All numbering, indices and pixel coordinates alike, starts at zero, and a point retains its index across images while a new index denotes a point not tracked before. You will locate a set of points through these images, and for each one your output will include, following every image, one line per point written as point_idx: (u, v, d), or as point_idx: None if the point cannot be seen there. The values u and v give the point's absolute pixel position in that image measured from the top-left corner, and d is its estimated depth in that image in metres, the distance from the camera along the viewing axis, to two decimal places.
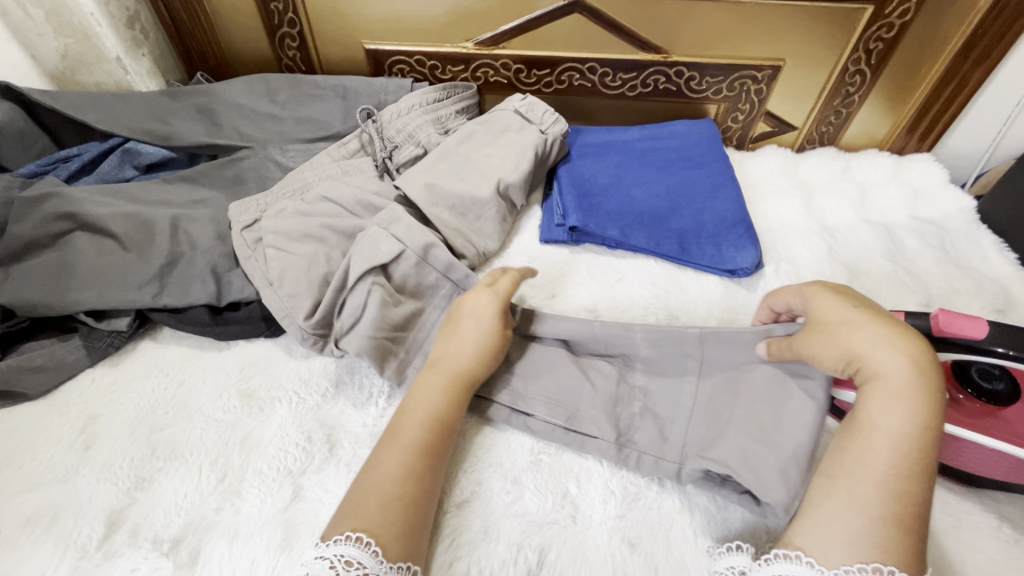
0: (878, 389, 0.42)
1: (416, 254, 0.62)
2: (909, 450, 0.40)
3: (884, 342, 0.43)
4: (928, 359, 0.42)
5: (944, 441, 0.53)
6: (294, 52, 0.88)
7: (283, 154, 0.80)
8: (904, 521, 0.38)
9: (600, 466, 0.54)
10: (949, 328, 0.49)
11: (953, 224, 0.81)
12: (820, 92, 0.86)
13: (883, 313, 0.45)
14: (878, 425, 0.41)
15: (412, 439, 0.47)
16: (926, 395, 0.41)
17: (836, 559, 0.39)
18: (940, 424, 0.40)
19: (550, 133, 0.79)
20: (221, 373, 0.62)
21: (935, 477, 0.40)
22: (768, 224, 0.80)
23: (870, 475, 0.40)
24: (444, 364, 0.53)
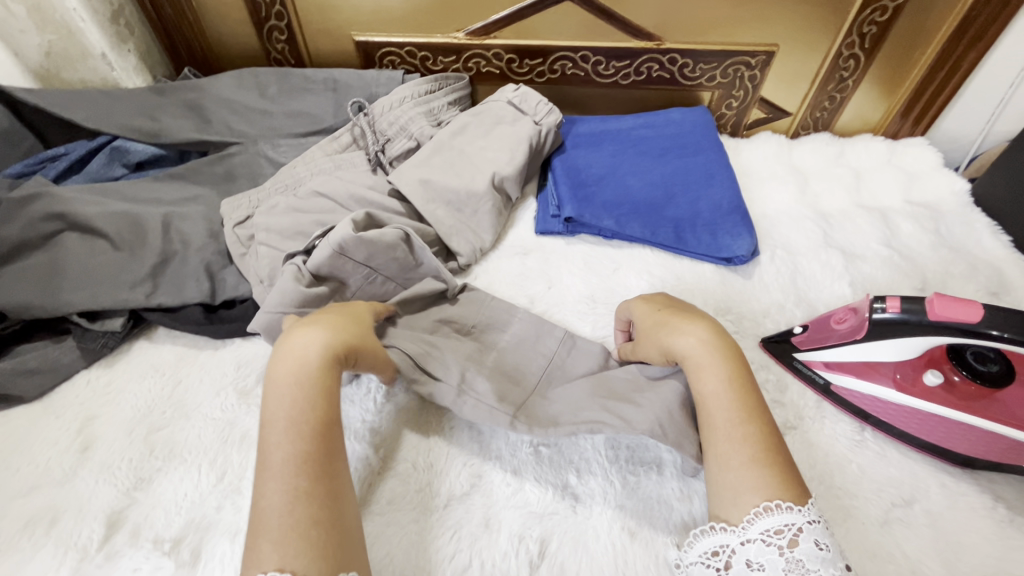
0: (692, 364, 0.49)
1: (331, 247, 0.60)
2: (732, 398, 0.47)
3: (682, 328, 0.51)
4: (722, 335, 0.51)
5: (935, 423, 0.54)
6: (282, 45, 0.86)
7: (274, 149, 0.79)
8: (761, 456, 0.44)
9: (598, 456, 0.54)
10: (943, 312, 0.49)
11: (948, 208, 0.81)
12: (815, 77, 0.85)
13: (674, 310, 0.54)
14: (703, 391, 0.48)
15: (284, 458, 0.42)
16: (726, 358, 0.49)
17: (734, 512, 0.43)
18: (744, 375, 0.48)
19: (545, 124, 0.78)
20: (218, 372, 0.61)
21: (765, 417, 0.46)
22: (764, 211, 0.80)
23: (719, 435, 0.46)
24: (285, 359, 0.46)
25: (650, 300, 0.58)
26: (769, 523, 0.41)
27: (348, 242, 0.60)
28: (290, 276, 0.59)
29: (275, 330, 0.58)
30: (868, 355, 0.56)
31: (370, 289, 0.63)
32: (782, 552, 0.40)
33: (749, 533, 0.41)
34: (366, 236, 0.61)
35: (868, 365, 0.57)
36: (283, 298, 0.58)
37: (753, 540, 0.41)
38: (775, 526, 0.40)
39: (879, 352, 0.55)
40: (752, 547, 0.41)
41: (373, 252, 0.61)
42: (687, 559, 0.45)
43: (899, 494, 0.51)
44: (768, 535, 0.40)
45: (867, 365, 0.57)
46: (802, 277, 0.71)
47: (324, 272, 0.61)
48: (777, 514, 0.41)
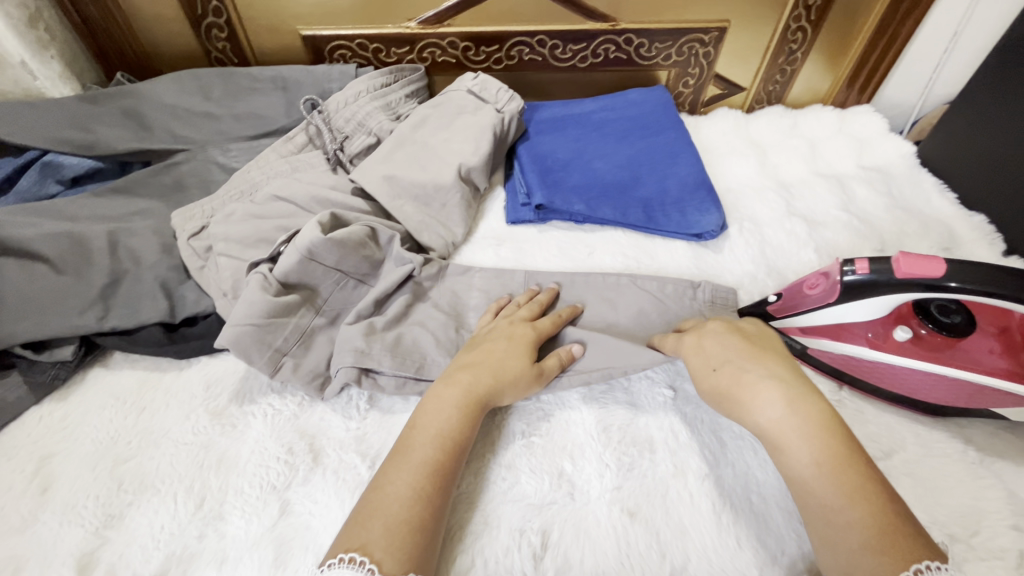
0: (771, 440, 0.45)
1: (299, 252, 0.58)
2: (826, 477, 0.41)
3: (747, 399, 0.47)
4: (801, 395, 0.45)
5: (911, 376, 0.56)
6: (223, 44, 0.81)
7: (224, 154, 0.75)
8: (875, 539, 0.38)
9: (591, 442, 0.54)
10: (908, 269, 0.52)
11: (898, 170, 0.84)
12: (766, 50, 0.87)
13: (730, 366, 0.49)
14: (791, 472, 0.43)
15: (422, 459, 0.46)
16: (819, 426, 0.43)
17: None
18: (842, 448, 0.42)
19: (507, 112, 0.76)
20: (186, 394, 0.57)
21: (873, 493, 0.40)
22: (728, 185, 0.81)
23: (818, 521, 0.41)
24: (460, 374, 0.52)
25: (700, 352, 0.53)
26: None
27: (316, 245, 0.58)
28: (257, 287, 0.57)
29: (244, 342, 0.55)
30: (839, 318, 0.58)
31: (341, 294, 0.62)
32: None
33: None
34: (335, 236, 0.59)
35: (840, 328, 0.59)
36: (254, 310, 0.55)
37: None
38: None
39: (849, 313, 0.57)
40: None
41: (344, 255, 0.60)
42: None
43: (879, 448, 0.53)
44: None
45: (840, 327, 0.59)
46: (770, 247, 0.73)
47: (292, 278, 0.59)
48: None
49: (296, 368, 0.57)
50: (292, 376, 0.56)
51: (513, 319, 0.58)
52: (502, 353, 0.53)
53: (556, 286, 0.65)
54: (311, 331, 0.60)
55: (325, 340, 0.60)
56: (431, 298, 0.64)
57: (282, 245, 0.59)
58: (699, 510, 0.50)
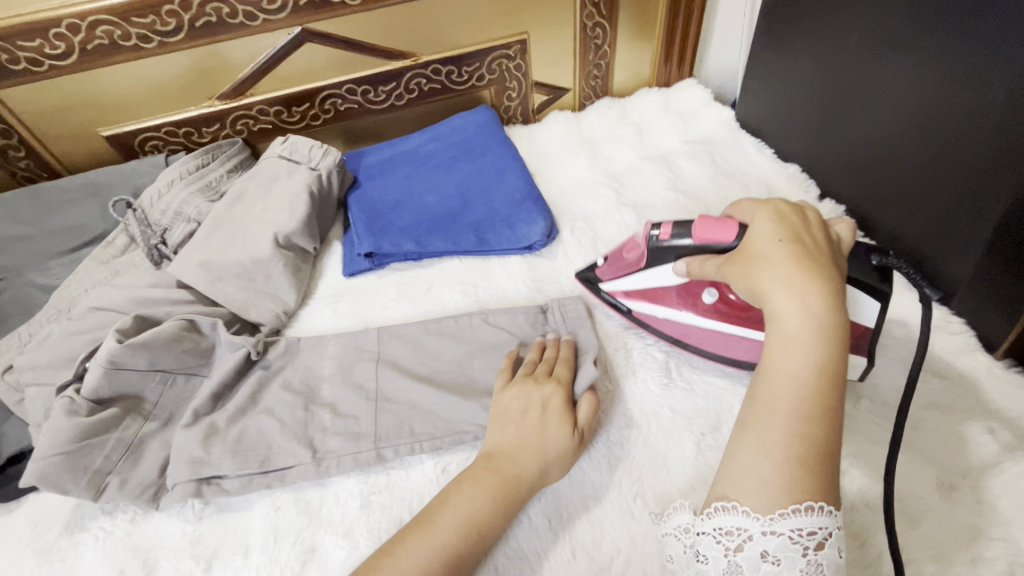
0: (781, 326, 0.41)
1: (101, 365, 0.56)
2: (810, 391, 0.39)
3: (798, 284, 0.40)
4: (835, 303, 0.40)
5: (715, 336, 0.59)
6: (25, 163, 0.79)
7: (44, 274, 0.73)
8: (806, 460, 0.37)
9: (428, 486, 0.54)
10: (703, 233, 0.51)
11: (720, 136, 0.87)
12: (573, 51, 0.89)
13: (799, 251, 0.42)
14: (777, 365, 0.40)
15: (444, 542, 0.44)
16: (835, 336, 0.39)
17: (759, 501, 0.38)
18: (840, 364, 0.39)
19: (323, 168, 0.76)
20: (12, 538, 0.54)
21: (839, 415, 0.39)
22: (561, 188, 0.83)
23: (771, 418, 0.39)
24: (500, 461, 0.50)
25: (782, 217, 0.45)
26: (807, 523, 0.36)
27: (114, 355, 0.56)
28: (59, 415, 0.54)
29: (54, 475, 0.52)
30: (648, 285, 0.60)
31: (170, 392, 0.60)
32: (806, 553, 0.37)
33: (776, 526, 0.37)
34: (136, 338, 0.57)
35: (654, 292, 0.61)
36: (59, 441, 0.53)
37: (777, 533, 0.37)
38: (809, 527, 0.36)
39: (655, 280, 0.58)
40: (774, 540, 0.37)
41: (155, 355, 0.59)
42: (699, 528, 0.41)
43: (706, 422, 0.56)
44: (798, 534, 0.36)
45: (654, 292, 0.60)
46: (602, 242, 0.75)
47: (104, 394, 0.57)
48: (815, 515, 0.37)
49: (123, 484, 0.54)
50: (122, 496, 0.53)
51: (539, 376, 0.56)
52: (538, 428, 0.52)
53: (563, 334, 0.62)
54: (141, 440, 0.57)
55: (158, 445, 0.57)
56: (281, 376, 0.62)
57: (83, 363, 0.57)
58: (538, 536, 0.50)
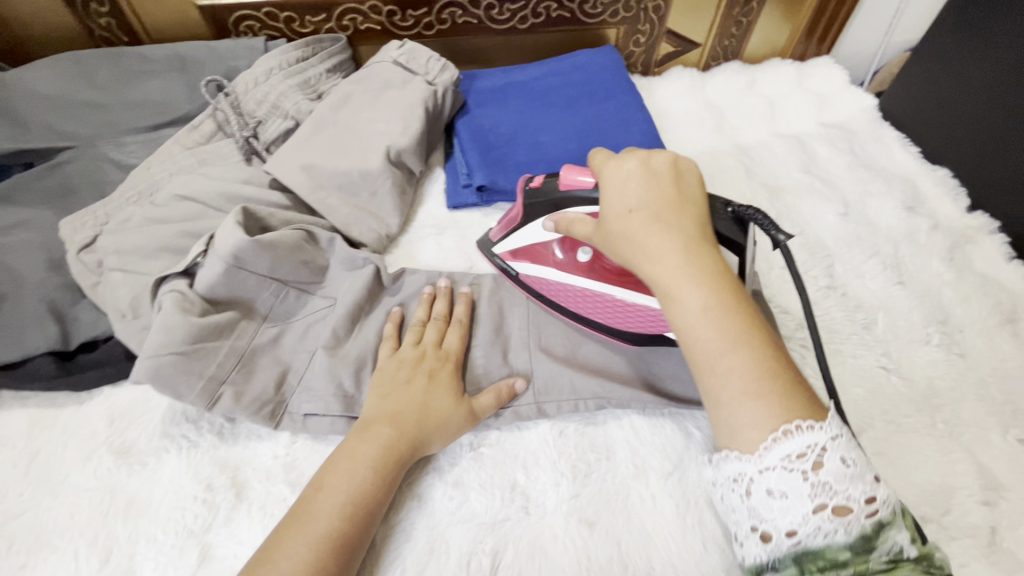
0: (661, 289, 0.39)
1: (225, 260, 0.51)
2: (714, 330, 0.36)
3: (654, 249, 0.39)
4: (692, 242, 0.39)
5: (598, 301, 0.56)
6: (107, 21, 0.70)
7: (118, 149, 0.66)
8: (755, 387, 0.35)
9: (545, 447, 0.51)
10: (571, 179, 0.48)
11: (859, 125, 0.80)
12: (719, 2, 0.80)
13: (647, 213, 0.40)
14: (678, 322, 0.38)
15: (324, 530, 0.40)
16: (715, 275, 0.38)
17: (738, 441, 0.35)
18: (732, 301, 0.37)
19: (439, 84, 0.69)
20: (86, 432, 0.50)
21: (759, 340, 0.36)
22: (683, 151, 0.76)
23: (703, 370, 0.37)
24: (376, 427, 0.46)
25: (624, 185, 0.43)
26: (794, 447, 0.33)
27: (242, 252, 0.51)
28: (172, 305, 0.49)
29: (166, 372, 0.47)
30: (532, 240, 0.57)
31: (282, 306, 0.55)
32: (807, 477, 0.33)
33: (769, 460, 0.34)
34: (264, 239, 0.52)
35: (537, 252, 0.57)
36: (171, 333, 0.48)
37: (772, 468, 0.34)
38: (797, 450, 0.33)
39: (534, 234, 0.55)
40: (771, 476, 0.34)
41: (276, 260, 0.54)
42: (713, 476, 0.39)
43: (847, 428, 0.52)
44: (790, 460, 0.33)
45: (535, 248, 0.57)
46: None
47: (220, 291, 0.52)
48: (797, 435, 0.33)
49: (238, 399, 0.49)
50: (238, 408, 0.49)
51: (426, 349, 0.52)
52: (421, 396, 0.48)
53: (471, 291, 0.58)
54: (250, 351, 0.52)
55: (270, 361, 0.52)
56: None
57: (200, 254, 0.51)
58: (672, 534, 0.46)
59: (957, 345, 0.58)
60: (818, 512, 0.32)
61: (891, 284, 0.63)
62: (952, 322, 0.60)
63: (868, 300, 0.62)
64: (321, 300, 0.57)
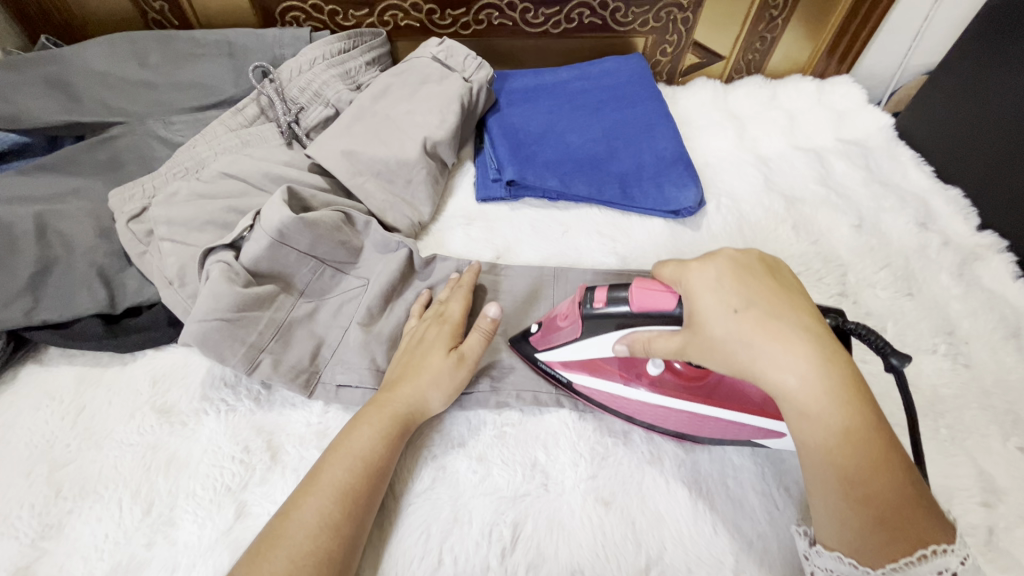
0: (793, 405, 0.36)
1: (270, 235, 0.54)
2: (849, 453, 0.34)
3: (778, 357, 0.35)
4: (821, 347, 0.36)
5: (681, 417, 0.50)
6: (161, 5, 0.74)
7: (167, 127, 0.69)
8: (891, 516, 0.34)
9: (566, 430, 0.53)
10: (643, 302, 0.44)
11: (875, 143, 0.83)
12: (745, 17, 0.83)
13: (765, 316, 0.37)
14: (806, 443, 0.36)
15: (333, 482, 0.42)
16: (848, 391, 0.35)
17: (863, 557, 0.36)
18: (866, 416, 0.35)
19: (475, 81, 0.72)
20: (130, 391, 0.53)
21: (894, 460, 0.35)
22: (705, 159, 0.79)
23: (831, 496, 0.36)
24: (383, 394, 0.48)
25: (735, 281, 0.39)
26: (926, 572, 0.34)
27: (287, 228, 0.54)
28: (219, 273, 0.52)
29: (212, 337, 0.50)
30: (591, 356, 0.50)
31: (318, 283, 0.58)
32: None
33: None
34: (308, 217, 0.55)
35: (597, 364, 0.52)
36: (218, 300, 0.50)
37: None
38: (930, 573, 0.34)
39: (591, 351, 0.49)
40: None
41: (318, 238, 0.56)
42: (814, 561, 0.40)
43: None
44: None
45: (595, 362, 0.51)
46: (748, 223, 0.71)
47: (262, 265, 0.55)
48: (931, 560, 0.34)
49: (276, 366, 0.51)
50: (276, 375, 0.51)
51: (425, 320, 0.54)
52: (415, 358, 0.50)
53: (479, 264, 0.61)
54: (288, 323, 0.54)
55: (306, 334, 0.55)
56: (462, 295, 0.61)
57: (247, 228, 0.54)
58: (685, 518, 0.48)
59: (963, 356, 0.60)
60: None
61: (900, 295, 0.65)
62: (958, 333, 0.62)
63: (878, 309, 0.64)
64: (355, 280, 0.59)
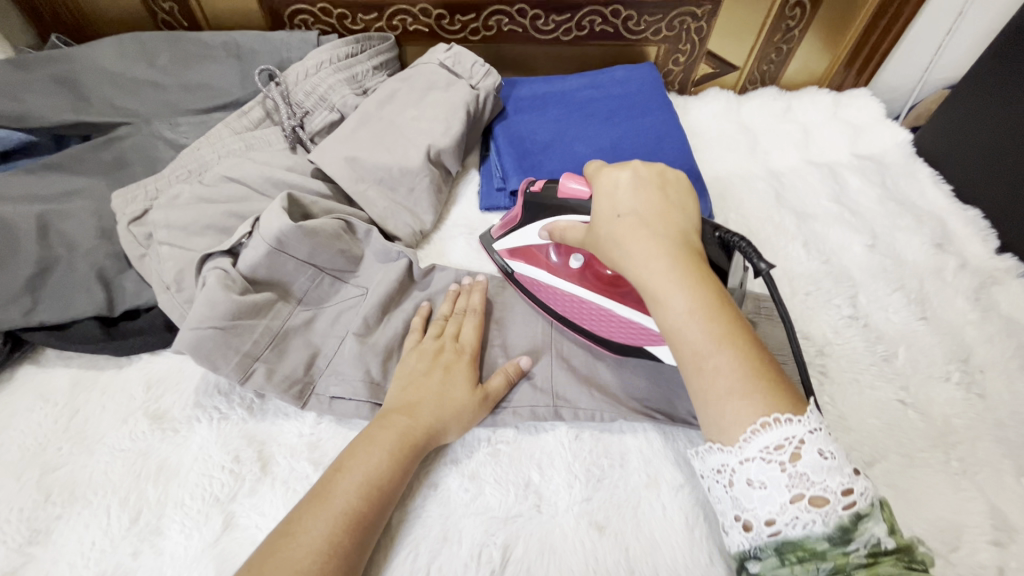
0: (649, 291, 0.39)
1: (269, 242, 0.53)
2: (699, 323, 0.36)
3: (633, 245, 0.41)
4: (677, 243, 0.40)
5: (585, 307, 0.57)
6: (170, 6, 0.74)
7: (172, 129, 0.69)
8: (740, 384, 0.35)
9: (562, 449, 0.52)
10: (568, 190, 0.51)
11: (892, 159, 0.81)
12: (761, 28, 0.82)
13: (636, 218, 0.42)
14: (665, 323, 0.38)
15: (343, 506, 0.42)
16: (697, 275, 0.38)
17: (721, 434, 0.35)
18: (716, 297, 0.37)
19: (482, 89, 0.71)
20: (124, 396, 0.52)
21: (744, 338, 0.36)
22: (715, 172, 0.77)
23: (688, 373, 0.37)
24: (396, 415, 0.47)
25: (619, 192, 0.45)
26: (770, 439, 0.33)
27: (286, 236, 0.54)
28: (216, 281, 0.51)
29: (206, 345, 0.49)
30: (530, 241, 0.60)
31: (316, 291, 0.57)
32: (784, 469, 0.33)
33: (747, 452, 0.34)
34: (308, 226, 0.55)
35: (533, 252, 0.60)
36: (214, 307, 0.50)
37: (752, 459, 0.34)
38: (774, 441, 0.33)
39: (529, 236, 0.58)
40: (751, 466, 0.34)
41: (316, 246, 0.56)
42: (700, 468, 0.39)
43: (860, 457, 0.52)
44: (768, 452, 0.33)
45: (532, 249, 0.60)
46: (757, 239, 0.69)
47: (260, 272, 0.54)
48: (774, 428, 0.33)
49: (269, 376, 0.51)
50: (270, 385, 0.50)
51: (441, 342, 0.54)
52: (436, 384, 0.50)
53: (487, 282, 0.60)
54: (284, 332, 0.54)
55: (302, 343, 0.54)
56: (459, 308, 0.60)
57: (246, 235, 0.54)
58: (681, 547, 0.46)
59: (977, 385, 0.58)
60: (795, 502, 0.33)
61: (914, 319, 0.63)
62: (973, 361, 0.60)
63: (890, 333, 0.62)
64: (353, 288, 0.58)
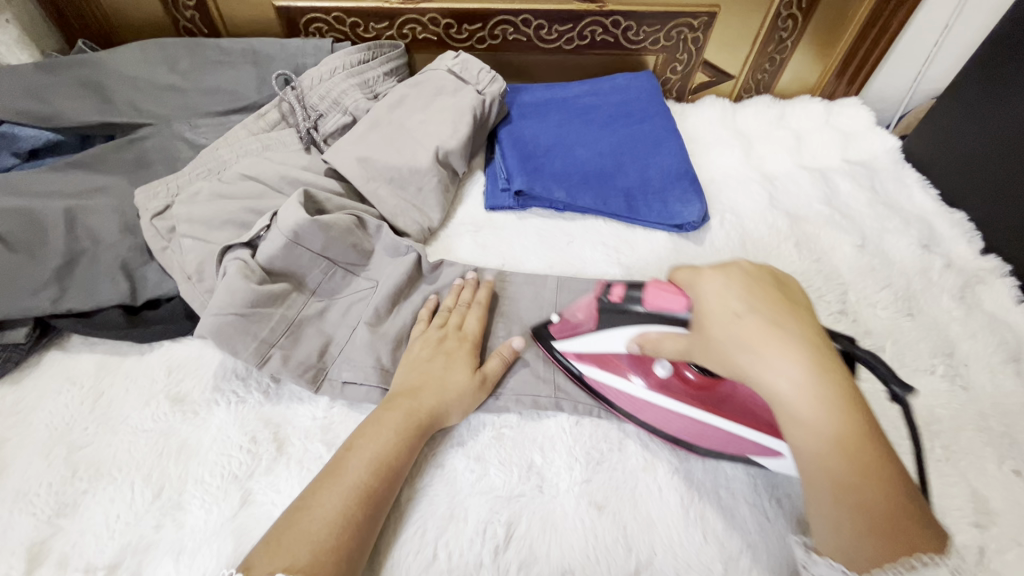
0: (788, 408, 0.37)
1: (286, 235, 0.56)
2: (840, 454, 0.36)
3: (771, 356, 0.38)
4: (816, 351, 0.38)
5: (684, 421, 0.52)
6: (192, 14, 0.78)
7: (192, 129, 0.72)
8: (881, 523, 0.35)
9: (563, 434, 0.54)
10: (655, 301, 0.51)
11: (881, 164, 0.84)
12: (755, 39, 0.85)
13: (764, 318, 0.40)
14: (798, 446, 0.37)
15: (354, 482, 0.44)
16: (844, 399, 0.37)
17: (852, 561, 0.36)
18: (860, 420, 0.36)
19: (488, 94, 0.74)
20: (146, 380, 0.55)
21: (886, 470, 0.36)
22: (711, 176, 0.81)
23: (823, 498, 0.37)
24: (402, 398, 0.50)
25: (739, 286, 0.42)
26: None
27: (302, 230, 0.57)
28: (236, 270, 0.54)
29: (227, 330, 0.52)
30: (604, 348, 0.55)
31: (329, 283, 0.60)
32: None
33: None
34: (323, 221, 0.58)
35: (608, 357, 0.55)
36: (234, 295, 0.53)
37: None
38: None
39: (611, 341, 0.54)
40: None
41: (330, 240, 0.59)
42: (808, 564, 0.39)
43: None
44: None
45: (608, 355, 0.55)
46: (751, 239, 0.72)
47: (277, 264, 0.57)
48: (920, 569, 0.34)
49: (285, 361, 0.53)
50: (285, 369, 0.53)
51: (444, 332, 0.56)
52: (438, 370, 0.53)
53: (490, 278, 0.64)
54: (298, 320, 0.57)
55: (315, 331, 0.57)
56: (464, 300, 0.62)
57: (265, 228, 0.57)
58: (676, 525, 0.49)
59: (961, 377, 0.61)
60: None
61: (901, 315, 0.66)
62: (957, 355, 0.62)
63: (877, 328, 0.65)
64: (365, 281, 0.61)
